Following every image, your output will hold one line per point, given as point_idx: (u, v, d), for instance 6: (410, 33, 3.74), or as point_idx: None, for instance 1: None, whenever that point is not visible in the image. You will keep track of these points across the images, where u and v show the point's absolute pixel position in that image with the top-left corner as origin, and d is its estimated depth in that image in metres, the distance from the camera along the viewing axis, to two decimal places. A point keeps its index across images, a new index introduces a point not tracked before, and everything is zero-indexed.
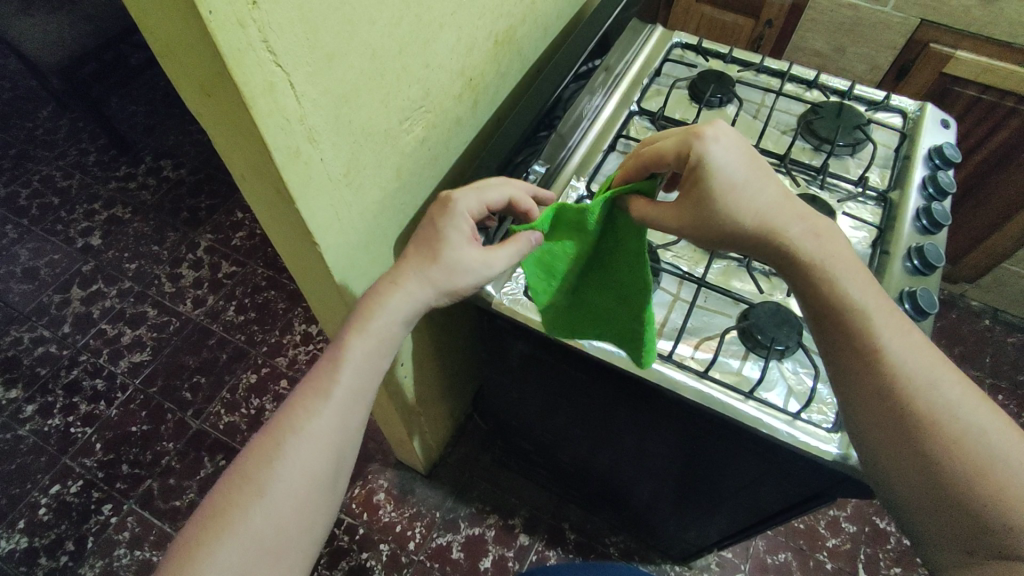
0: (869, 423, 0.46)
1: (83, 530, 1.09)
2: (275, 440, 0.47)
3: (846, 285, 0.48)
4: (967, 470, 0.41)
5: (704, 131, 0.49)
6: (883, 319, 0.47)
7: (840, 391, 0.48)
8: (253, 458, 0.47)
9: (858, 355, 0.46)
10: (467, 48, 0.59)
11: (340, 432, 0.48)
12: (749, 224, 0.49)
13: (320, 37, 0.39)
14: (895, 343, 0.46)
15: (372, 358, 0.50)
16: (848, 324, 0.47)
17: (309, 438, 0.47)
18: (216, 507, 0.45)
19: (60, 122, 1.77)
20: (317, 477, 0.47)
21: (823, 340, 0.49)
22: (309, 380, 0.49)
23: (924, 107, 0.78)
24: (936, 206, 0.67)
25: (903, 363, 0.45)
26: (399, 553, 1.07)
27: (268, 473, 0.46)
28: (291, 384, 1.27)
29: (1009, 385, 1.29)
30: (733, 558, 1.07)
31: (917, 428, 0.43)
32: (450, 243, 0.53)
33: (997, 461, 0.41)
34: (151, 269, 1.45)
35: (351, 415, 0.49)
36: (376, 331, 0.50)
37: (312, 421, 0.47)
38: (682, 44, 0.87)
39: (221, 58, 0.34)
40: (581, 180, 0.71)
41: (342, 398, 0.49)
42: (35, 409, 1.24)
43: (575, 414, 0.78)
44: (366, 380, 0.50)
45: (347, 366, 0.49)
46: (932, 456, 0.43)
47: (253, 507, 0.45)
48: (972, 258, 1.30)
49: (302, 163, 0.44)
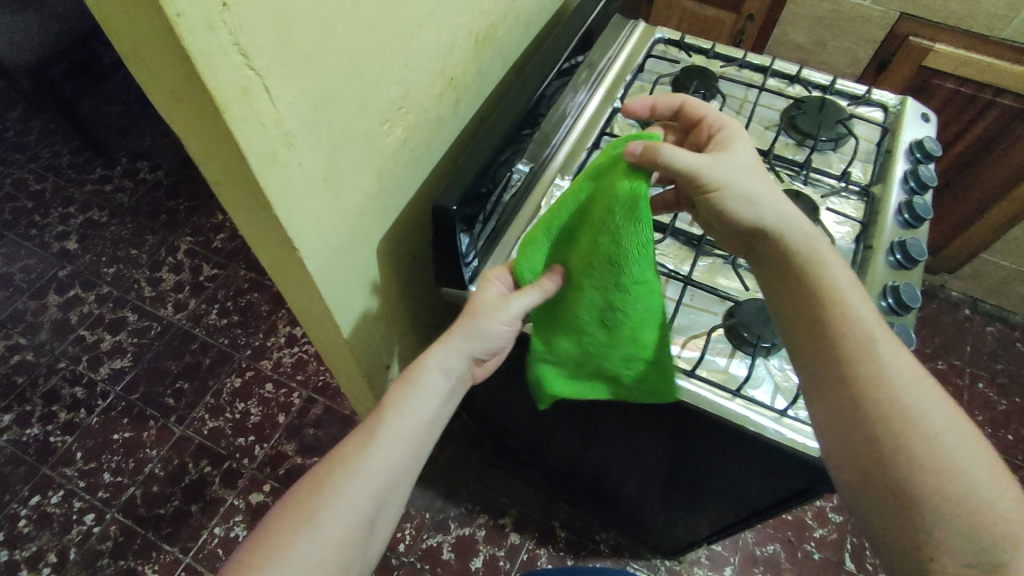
0: (844, 434, 0.46)
1: (66, 541, 1.07)
2: (327, 471, 0.47)
3: (831, 292, 0.48)
4: (951, 480, 0.43)
5: (729, 127, 0.53)
6: (862, 316, 0.47)
7: (815, 404, 0.48)
8: (304, 492, 0.46)
9: (837, 362, 0.46)
10: (447, 46, 0.58)
11: (389, 470, 0.48)
12: (761, 190, 0.49)
13: (295, 39, 0.38)
14: (883, 348, 0.46)
15: (424, 403, 0.51)
16: (826, 330, 0.47)
17: (357, 473, 0.47)
18: (262, 538, 0.45)
19: (31, 124, 1.73)
20: (358, 514, 0.46)
21: (801, 350, 0.49)
22: (361, 423, 0.50)
23: (905, 101, 0.78)
24: (918, 200, 0.68)
25: (886, 370, 0.45)
26: (388, 556, 1.06)
27: (314, 507, 0.45)
28: (276, 387, 1.25)
29: (989, 373, 1.31)
30: (723, 551, 1.08)
31: (894, 437, 0.43)
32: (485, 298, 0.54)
33: (966, 467, 0.43)
34: (130, 273, 1.43)
35: (402, 455, 0.48)
36: (428, 383, 0.51)
37: (360, 457, 0.47)
38: (664, 39, 0.87)
39: (192, 63, 0.33)
40: (564, 179, 0.72)
41: (389, 437, 0.48)
42: (12, 418, 1.22)
43: (563, 413, 0.78)
44: (413, 427, 0.50)
45: (394, 416, 0.49)
46: (914, 466, 0.43)
47: (298, 538, 0.44)
48: (952, 249, 1.32)
49: (280, 167, 0.43)
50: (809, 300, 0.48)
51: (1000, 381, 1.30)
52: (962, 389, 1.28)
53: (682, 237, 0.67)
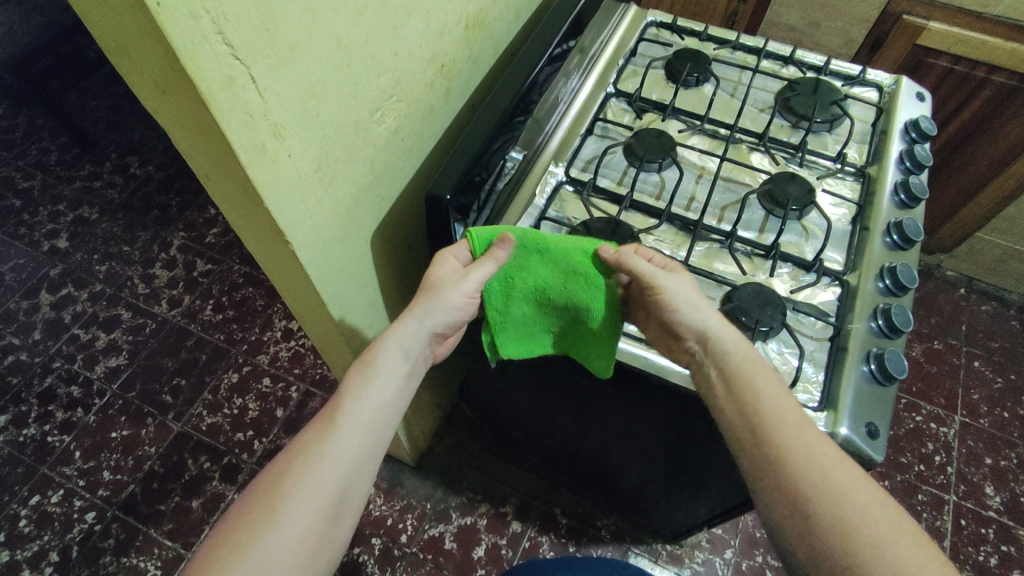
0: (786, 526, 0.46)
1: (67, 540, 1.07)
2: (285, 464, 0.47)
3: (758, 382, 0.50)
4: (885, 536, 0.43)
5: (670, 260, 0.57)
6: (768, 389, 0.50)
7: (754, 489, 0.48)
8: (265, 484, 0.46)
9: (768, 452, 0.47)
10: (437, 33, 0.57)
11: (350, 456, 0.47)
12: (704, 301, 0.54)
13: (281, 28, 0.38)
14: (777, 406, 0.49)
15: (383, 386, 0.50)
16: (759, 431, 0.48)
17: (318, 461, 0.46)
18: (223, 535, 0.44)
19: (17, 120, 1.70)
20: (322, 502, 0.45)
21: (739, 445, 0.49)
22: (320, 412, 0.49)
23: (899, 81, 0.78)
24: (914, 180, 0.68)
25: (812, 458, 0.46)
26: (391, 546, 1.06)
27: (276, 497, 0.45)
28: (274, 381, 1.25)
29: (985, 351, 1.31)
30: (723, 534, 1.09)
31: (825, 519, 0.44)
32: (438, 273, 0.54)
33: (855, 502, 0.44)
34: (123, 270, 1.41)
35: (363, 440, 0.48)
36: (385, 363, 0.51)
37: (319, 444, 0.47)
38: (656, 23, 0.86)
39: (175, 53, 0.32)
40: (559, 165, 0.70)
41: (348, 422, 0.48)
42: (9, 419, 1.21)
43: (560, 399, 0.77)
44: (374, 410, 0.49)
45: (352, 400, 0.49)
46: (848, 539, 0.43)
47: (261, 530, 0.43)
48: (947, 229, 1.32)
49: (269, 159, 0.42)
50: (745, 387, 0.50)
51: (996, 358, 1.31)
52: (958, 368, 1.29)
53: (678, 222, 0.67)
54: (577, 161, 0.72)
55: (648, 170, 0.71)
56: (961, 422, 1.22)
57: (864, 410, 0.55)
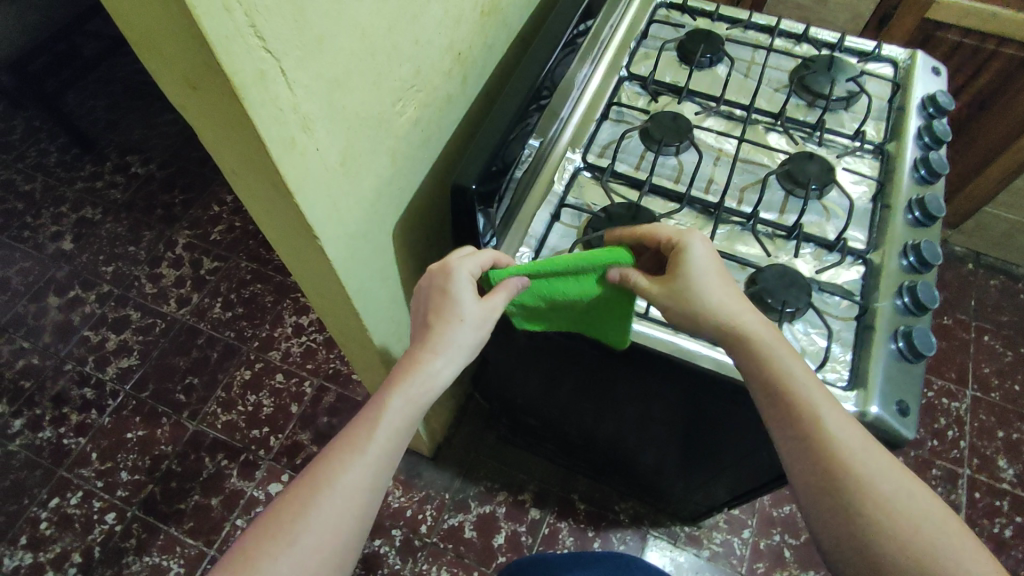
0: (819, 502, 0.47)
1: (89, 541, 1.07)
2: (307, 491, 0.46)
3: (793, 369, 0.50)
4: (914, 504, 0.45)
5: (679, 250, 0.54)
6: (808, 378, 0.50)
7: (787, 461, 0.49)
8: (285, 509, 0.45)
9: (800, 439, 0.48)
10: (455, 21, 0.56)
11: (371, 486, 0.47)
12: (732, 300, 0.53)
13: (309, 18, 0.37)
14: (812, 392, 0.49)
15: (408, 419, 0.49)
16: (792, 414, 0.49)
17: (340, 493, 0.46)
18: (242, 557, 0.44)
19: (13, 122, 1.68)
20: (340, 532, 0.45)
21: (772, 427, 0.50)
22: (343, 435, 0.48)
23: (915, 56, 0.77)
24: (933, 155, 0.67)
25: (845, 444, 0.47)
26: (412, 537, 1.07)
27: (297, 525, 0.44)
28: (287, 377, 1.25)
29: (994, 326, 1.32)
30: (741, 514, 1.09)
31: (856, 494, 0.46)
32: (462, 300, 0.52)
33: (881, 480, 0.46)
34: (129, 270, 1.41)
35: (383, 472, 0.48)
36: (412, 395, 0.49)
37: (342, 474, 0.46)
38: (666, 3, 0.85)
39: (210, 48, 0.31)
40: (576, 151, 0.70)
41: (373, 454, 0.47)
42: (24, 423, 1.21)
43: (576, 386, 0.77)
44: (396, 442, 0.49)
45: (383, 426, 0.48)
46: (874, 515, 0.45)
47: (281, 556, 0.43)
48: (957, 204, 1.31)
49: (299, 152, 0.41)
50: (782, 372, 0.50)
51: (1006, 332, 1.31)
52: (968, 343, 1.29)
53: (698, 206, 0.66)
54: (593, 148, 0.72)
55: (665, 154, 0.70)
56: (973, 397, 1.23)
57: (894, 388, 0.55)
